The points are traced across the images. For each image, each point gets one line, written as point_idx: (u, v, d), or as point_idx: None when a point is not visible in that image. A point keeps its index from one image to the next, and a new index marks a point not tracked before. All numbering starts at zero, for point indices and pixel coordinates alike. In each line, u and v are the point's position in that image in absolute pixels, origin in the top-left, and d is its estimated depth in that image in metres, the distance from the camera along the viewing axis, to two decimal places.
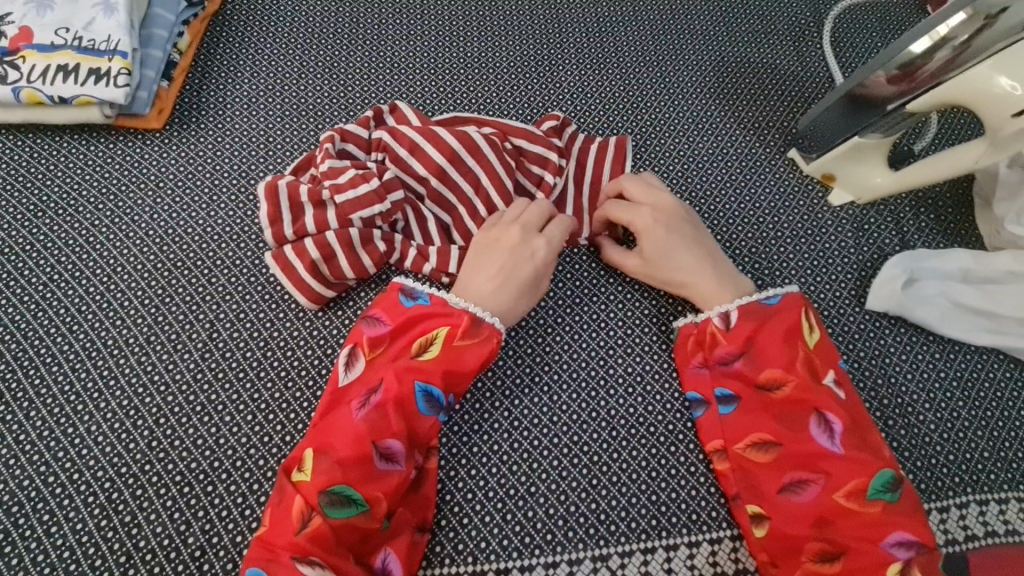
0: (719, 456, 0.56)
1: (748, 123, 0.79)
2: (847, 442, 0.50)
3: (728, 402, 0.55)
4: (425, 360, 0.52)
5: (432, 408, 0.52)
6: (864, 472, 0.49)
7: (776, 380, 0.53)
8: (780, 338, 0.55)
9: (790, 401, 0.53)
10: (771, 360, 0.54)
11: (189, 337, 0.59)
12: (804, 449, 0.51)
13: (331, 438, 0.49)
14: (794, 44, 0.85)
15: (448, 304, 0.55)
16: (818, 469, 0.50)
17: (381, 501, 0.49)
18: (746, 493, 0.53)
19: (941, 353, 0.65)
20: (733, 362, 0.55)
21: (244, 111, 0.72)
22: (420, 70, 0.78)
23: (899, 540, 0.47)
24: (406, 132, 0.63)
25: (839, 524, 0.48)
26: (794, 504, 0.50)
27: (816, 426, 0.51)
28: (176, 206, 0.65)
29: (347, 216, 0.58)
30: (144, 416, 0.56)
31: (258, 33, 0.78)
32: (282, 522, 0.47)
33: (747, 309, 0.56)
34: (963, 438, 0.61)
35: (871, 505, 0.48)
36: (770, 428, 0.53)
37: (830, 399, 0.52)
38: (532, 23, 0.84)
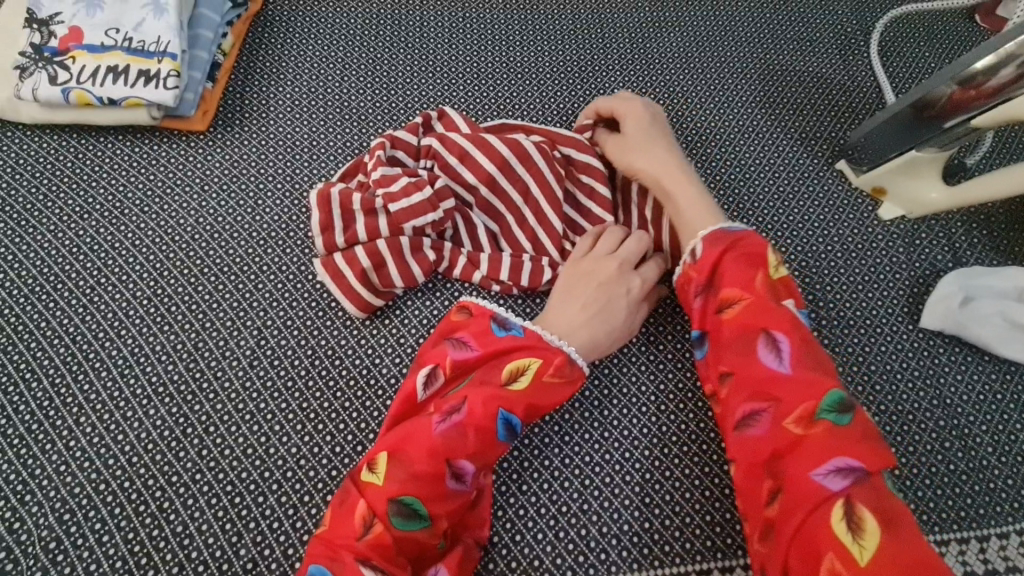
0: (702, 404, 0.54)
1: (795, 133, 0.78)
2: (795, 365, 0.48)
3: (701, 344, 0.54)
4: (513, 391, 0.51)
5: (509, 437, 0.51)
6: (811, 396, 0.47)
7: (731, 302, 0.52)
8: (739, 264, 0.53)
9: (742, 324, 0.51)
10: (728, 284, 0.53)
11: (237, 344, 0.58)
12: (755, 377, 0.49)
13: (408, 449, 0.48)
14: (840, 52, 0.84)
15: (540, 338, 0.54)
16: (769, 398, 0.48)
17: (446, 519, 0.48)
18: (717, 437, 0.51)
19: (997, 374, 0.63)
20: (699, 296, 0.55)
21: (287, 114, 0.71)
22: (462, 74, 0.77)
23: (845, 467, 0.44)
24: (456, 139, 0.62)
25: (784, 449, 0.46)
26: (746, 438, 0.48)
27: (764, 347, 0.50)
28: (222, 209, 0.65)
29: (399, 225, 0.57)
30: (194, 424, 0.55)
31: (299, 35, 0.77)
32: (346, 523, 0.47)
33: (712, 237, 0.55)
34: (1021, 462, 0.60)
35: (818, 429, 0.45)
36: (728, 358, 0.51)
37: (779, 322, 0.50)
38: (575, 28, 0.83)
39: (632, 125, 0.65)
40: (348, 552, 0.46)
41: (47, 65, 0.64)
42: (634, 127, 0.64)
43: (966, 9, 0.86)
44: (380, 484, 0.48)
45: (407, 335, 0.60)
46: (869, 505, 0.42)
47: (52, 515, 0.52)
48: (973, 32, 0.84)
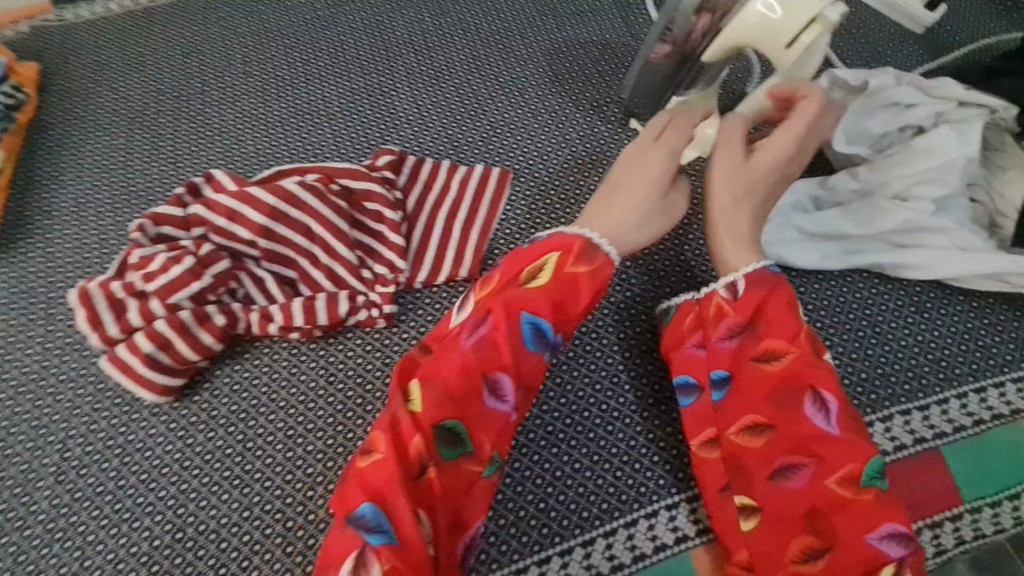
0: (709, 445, 0.55)
1: (586, 102, 0.79)
2: (843, 426, 0.50)
3: (724, 384, 0.55)
4: (540, 283, 0.54)
5: (538, 343, 0.54)
6: (859, 458, 0.49)
7: (775, 353, 0.53)
8: (784, 310, 0.54)
9: (785, 377, 0.52)
10: (774, 333, 0.53)
11: (41, 464, 0.57)
12: (804, 434, 0.50)
13: (440, 373, 0.51)
14: (620, 14, 0.86)
15: (561, 233, 0.57)
16: (813, 453, 0.50)
17: (488, 442, 0.52)
18: (736, 483, 0.52)
19: (804, 286, 0.65)
20: (732, 339, 0.55)
21: (72, 215, 0.70)
22: (249, 129, 0.77)
23: (894, 532, 0.47)
24: (221, 200, 0.61)
25: (828, 507, 0.48)
26: (781, 490, 0.50)
27: (811, 406, 0.51)
28: (11, 329, 0.63)
29: (171, 301, 0.57)
30: (5, 557, 0.53)
31: (78, 133, 0.76)
32: (400, 459, 0.48)
33: (753, 279, 0.56)
34: (840, 365, 0.61)
35: (867, 492, 0.48)
36: (765, 409, 0.52)
37: (826, 378, 0.51)
38: (358, 56, 0.83)
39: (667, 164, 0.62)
40: (399, 491, 0.46)
41: None
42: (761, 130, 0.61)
43: None
44: (422, 411, 0.49)
45: (217, 406, 0.59)
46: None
47: None
48: None
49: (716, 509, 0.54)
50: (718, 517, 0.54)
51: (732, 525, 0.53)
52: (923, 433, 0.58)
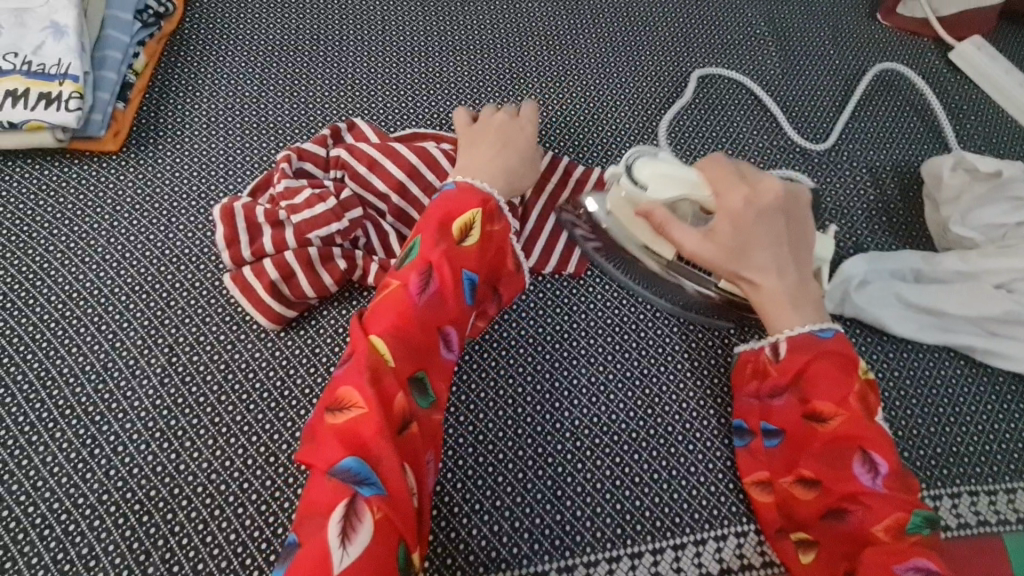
0: (761, 488, 0.57)
1: (704, 132, 0.82)
2: (889, 485, 0.50)
3: (774, 436, 0.56)
4: (468, 244, 0.53)
5: (473, 295, 0.53)
6: (903, 509, 0.49)
7: (823, 413, 0.53)
8: (832, 371, 0.53)
9: (836, 435, 0.52)
10: (820, 394, 0.53)
11: (147, 363, 0.58)
12: (847, 487, 0.51)
13: (392, 329, 0.48)
14: (748, 55, 0.88)
15: (476, 185, 0.56)
16: (856, 503, 0.50)
17: (439, 390, 0.51)
18: (788, 523, 0.54)
19: (895, 352, 0.67)
20: (779, 396, 0.56)
21: (203, 132, 0.72)
22: (380, 86, 0.79)
23: (927, 571, 0.46)
24: (364, 148, 0.63)
25: (870, 553, 0.48)
26: (834, 528, 0.51)
27: (859, 463, 0.51)
28: (134, 229, 0.65)
29: (305, 235, 0.59)
30: (102, 445, 0.55)
31: (216, 53, 0.77)
32: (382, 410, 0.44)
33: (799, 342, 0.55)
34: (917, 434, 0.63)
35: (908, 540, 0.48)
36: (811, 463, 0.53)
37: (878, 440, 0.51)
38: (494, 37, 0.85)
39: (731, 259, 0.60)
40: (383, 441, 0.42)
41: None
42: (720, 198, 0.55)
43: (856, 19, 0.93)
44: (392, 368, 0.46)
45: (322, 345, 0.60)
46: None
47: None
48: (864, 39, 0.91)
49: (776, 540, 0.55)
50: (775, 542, 0.55)
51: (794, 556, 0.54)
52: (986, 516, 0.60)
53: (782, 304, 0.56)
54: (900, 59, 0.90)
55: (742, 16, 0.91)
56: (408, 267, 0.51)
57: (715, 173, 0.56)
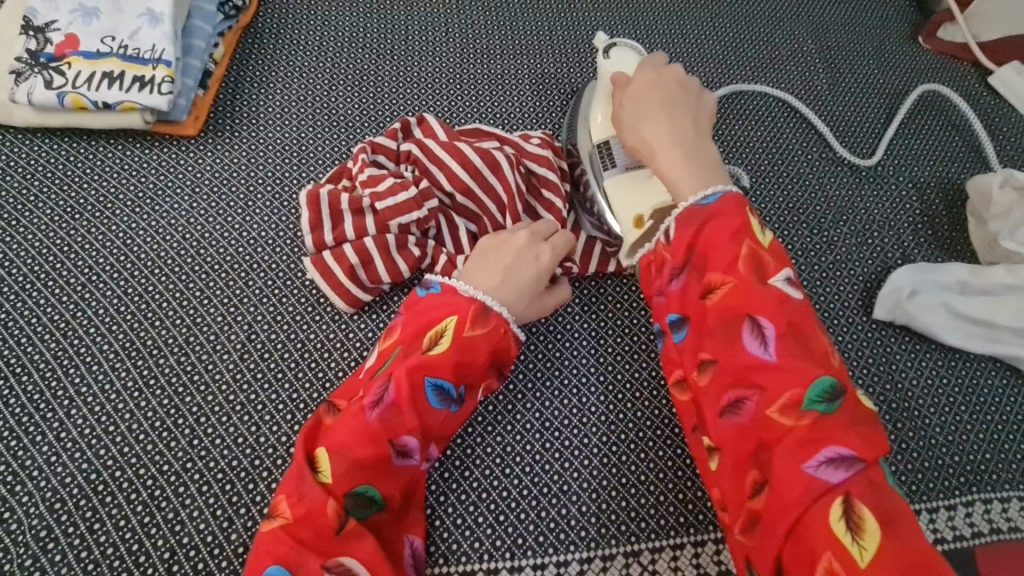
0: (681, 387, 0.52)
1: (756, 138, 0.83)
2: (784, 352, 0.45)
3: (680, 327, 0.51)
4: (435, 354, 0.53)
5: (442, 401, 0.53)
6: (803, 383, 0.44)
7: (714, 286, 0.49)
8: (722, 238, 0.50)
9: (727, 307, 0.48)
10: (712, 266, 0.49)
11: (227, 338, 0.60)
12: (739, 365, 0.46)
13: (346, 437, 0.50)
14: (796, 66, 0.90)
15: (457, 291, 0.56)
16: (754, 385, 0.45)
17: (395, 496, 0.51)
18: (700, 422, 0.50)
19: (943, 360, 0.69)
20: (676, 279, 0.51)
21: (276, 122, 0.73)
22: (445, 84, 0.78)
23: (841, 458, 0.42)
24: (433, 147, 0.64)
25: (774, 443, 0.44)
26: (731, 424, 0.46)
27: (748, 333, 0.46)
28: (211, 210, 0.67)
29: (386, 222, 0.61)
30: (185, 415, 0.57)
31: (289, 46, 0.78)
32: (316, 519, 0.46)
33: (684, 216, 0.52)
34: (966, 440, 0.65)
35: (806, 418, 0.44)
36: (709, 345, 0.48)
37: (766, 306, 0.47)
38: (552, 33, 0.85)
39: (648, 95, 0.59)
40: (313, 548, 0.46)
41: (42, 69, 0.65)
42: (644, 68, 0.61)
43: (904, 35, 0.94)
44: (333, 481, 0.48)
45: None
46: (868, 502, 0.41)
47: (43, 504, 0.53)
48: (912, 53, 0.93)
49: (694, 441, 0.52)
50: (695, 452, 0.52)
51: (707, 465, 0.50)
52: None
53: (681, 168, 0.55)
54: (949, 73, 0.91)
55: (790, 28, 0.93)
56: (376, 375, 0.53)
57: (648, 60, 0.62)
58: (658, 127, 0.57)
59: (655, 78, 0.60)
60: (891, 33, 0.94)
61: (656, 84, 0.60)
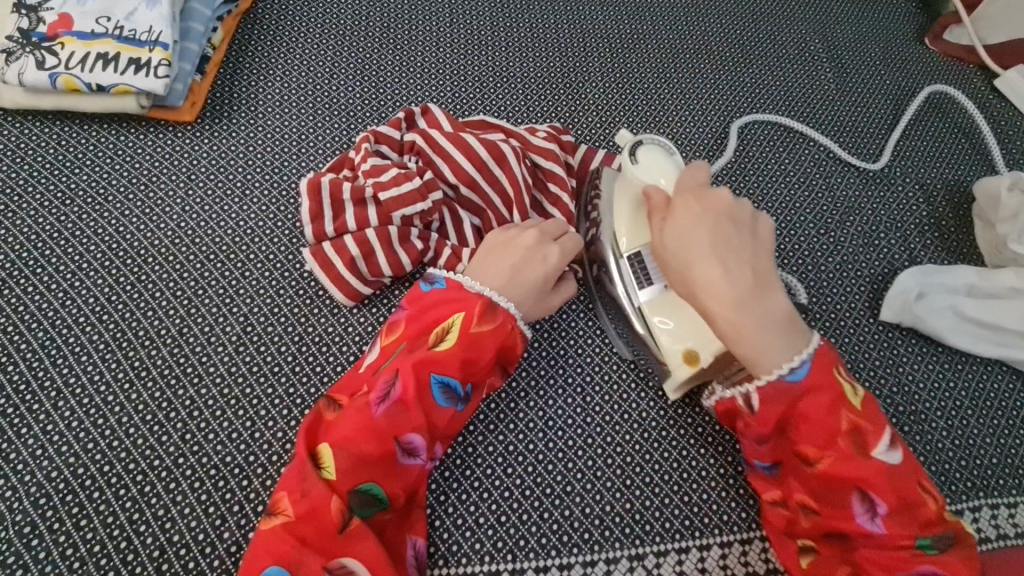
0: (770, 503, 0.53)
1: (763, 136, 0.82)
2: (891, 525, 0.47)
3: (773, 468, 0.52)
4: (442, 351, 0.51)
5: (448, 399, 0.51)
6: (909, 527, 0.47)
7: (809, 458, 0.49)
8: (822, 412, 0.48)
9: (829, 477, 0.48)
10: (803, 439, 0.49)
11: (222, 330, 0.59)
12: (840, 525, 0.48)
13: (348, 432, 0.48)
14: (803, 65, 0.89)
15: (462, 287, 0.55)
16: (852, 526, 0.48)
17: (400, 495, 0.50)
18: (785, 526, 0.52)
19: (949, 363, 0.68)
20: (759, 445, 0.51)
21: (276, 110, 0.71)
22: (449, 76, 0.77)
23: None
24: (437, 137, 0.62)
25: (872, 565, 0.47)
26: (837, 546, 0.49)
27: (856, 502, 0.47)
28: (208, 199, 0.65)
29: (389, 214, 0.59)
30: (177, 409, 0.55)
31: (289, 33, 0.76)
32: (319, 517, 0.45)
33: (769, 393, 0.49)
34: (972, 444, 0.64)
35: (913, 548, 0.46)
36: (811, 496, 0.49)
37: (879, 478, 0.47)
38: (558, 26, 0.84)
39: (685, 233, 0.51)
40: (315, 548, 0.45)
41: (34, 49, 0.63)
42: (684, 190, 0.53)
43: (911, 36, 0.94)
44: (336, 478, 0.47)
45: None
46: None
47: (27, 500, 0.51)
48: (919, 54, 0.92)
49: (778, 539, 0.53)
50: (776, 548, 0.54)
51: (785, 546, 0.53)
52: None
53: (754, 342, 0.49)
54: (957, 74, 0.90)
55: (798, 28, 0.92)
56: (380, 370, 0.51)
57: (688, 179, 0.54)
58: (709, 270, 0.50)
59: (698, 209, 0.52)
60: (899, 33, 0.94)
61: (700, 204, 0.52)
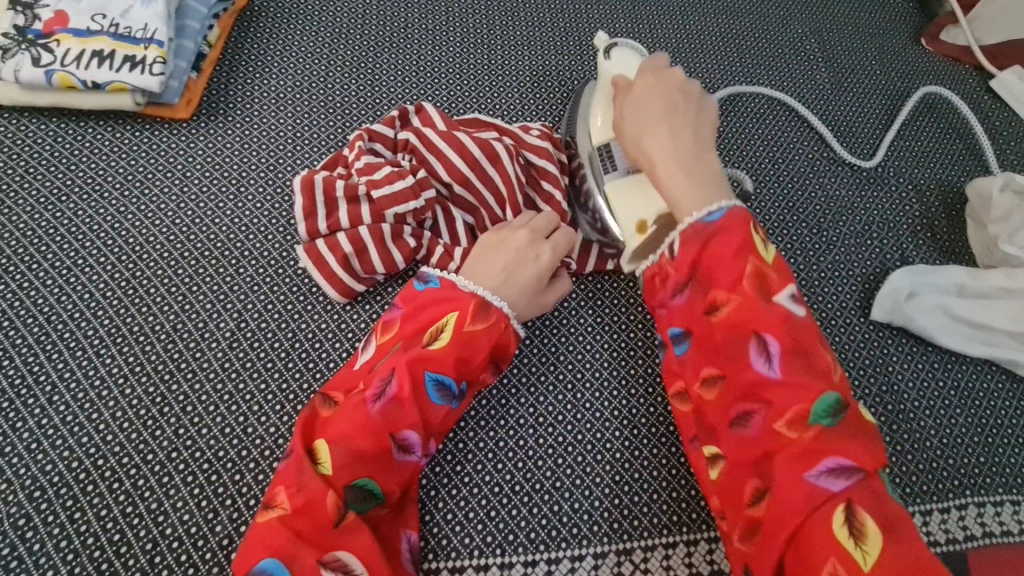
0: (681, 399, 0.53)
1: (757, 135, 0.82)
2: (787, 368, 0.45)
3: (682, 342, 0.51)
4: (436, 349, 0.52)
5: (443, 397, 0.52)
6: (805, 399, 0.44)
7: (718, 304, 0.48)
8: (727, 254, 0.48)
9: (732, 325, 0.47)
10: (718, 282, 0.48)
11: (216, 326, 0.59)
12: (746, 380, 0.46)
13: (344, 429, 0.49)
14: (798, 65, 0.89)
15: (456, 287, 0.55)
16: (761, 399, 0.45)
17: (394, 492, 0.50)
18: (702, 436, 0.50)
19: (939, 362, 0.69)
20: (679, 295, 0.50)
21: (271, 108, 0.71)
22: (444, 74, 0.77)
23: (842, 468, 0.42)
24: (430, 135, 0.63)
25: (775, 451, 0.44)
26: (738, 437, 0.46)
27: (754, 351, 0.46)
28: (203, 195, 0.65)
29: (381, 212, 0.59)
30: (171, 403, 0.56)
31: (285, 31, 0.76)
32: (315, 511, 0.45)
33: (688, 233, 0.50)
34: (960, 443, 0.65)
35: (811, 430, 0.43)
36: (715, 360, 0.48)
37: (771, 322, 0.46)
38: (554, 24, 0.84)
39: (640, 111, 0.56)
40: (310, 544, 0.44)
41: (30, 46, 0.64)
42: (645, 71, 0.58)
43: (906, 37, 0.94)
44: (333, 473, 0.47)
45: None
46: (869, 508, 0.41)
47: (22, 492, 0.52)
48: (915, 55, 0.92)
49: (700, 459, 0.51)
50: (693, 461, 0.52)
51: (705, 472, 0.50)
52: None
53: (683, 185, 0.52)
54: (953, 74, 0.91)
55: (793, 27, 0.92)
56: (376, 368, 0.52)
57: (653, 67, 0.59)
58: (658, 136, 0.55)
59: (657, 82, 0.58)
60: (895, 33, 0.94)
61: (656, 87, 0.57)
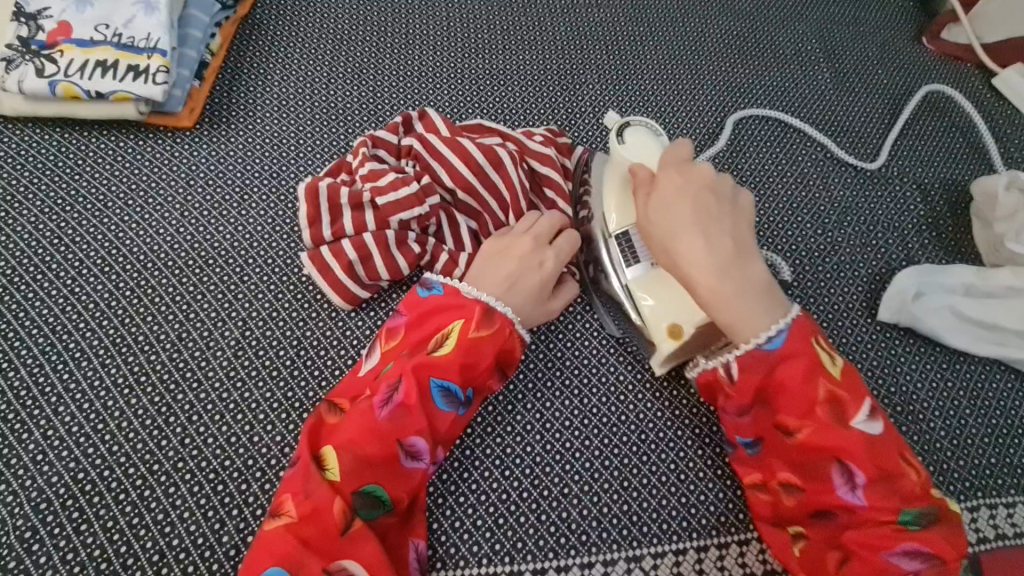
0: (755, 488, 0.53)
1: (761, 137, 0.82)
2: (873, 496, 0.47)
3: (755, 446, 0.52)
4: (441, 356, 0.52)
5: (448, 403, 0.52)
6: (891, 503, 0.46)
7: (790, 429, 0.49)
8: (799, 383, 0.49)
9: (809, 447, 0.48)
10: (785, 409, 0.50)
11: (221, 335, 0.59)
12: (824, 501, 0.48)
13: (351, 435, 0.48)
14: (800, 66, 0.89)
15: (459, 293, 0.55)
16: (840, 505, 0.47)
17: (402, 500, 0.50)
18: (780, 521, 0.52)
19: (947, 363, 0.68)
20: (743, 416, 0.52)
21: (274, 115, 0.71)
22: (446, 80, 0.77)
23: (916, 552, 0.45)
24: (434, 140, 0.62)
25: (855, 547, 0.47)
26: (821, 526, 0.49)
27: (836, 476, 0.47)
28: (207, 204, 0.65)
29: (386, 218, 0.59)
30: (177, 413, 0.56)
31: (287, 39, 0.77)
32: (322, 518, 0.45)
33: (747, 360, 0.50)
34: (970, 444, 0.65)
35: (900, 530, 0.46)
36: (794, 474, 0.50)
37: (856, 448, 0.47)
38: (555, 29, 0.84)
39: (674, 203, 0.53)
40: (318, 552, 0.44)
41: (33, 58, 0.64)
42: (668, 165, 0.55)
43: (908, 37, 0.93)
44: (341, 479, 0.47)
45: None
46: None
47: (28, 505, 0.51)
48: (917, 55, 0.92)
49: (767, 530, 0.53)
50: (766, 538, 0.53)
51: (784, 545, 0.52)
52: None
53: (727, 291, 0.51)
54: (956, 74, 0.90)
55: (795, 29, 0.92)
56: (382, 375, 0.52)
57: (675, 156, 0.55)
58: (694, 243, 0.51)
59: (683, 179, 0.54)
60: (896, 34, 0.93)
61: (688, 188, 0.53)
